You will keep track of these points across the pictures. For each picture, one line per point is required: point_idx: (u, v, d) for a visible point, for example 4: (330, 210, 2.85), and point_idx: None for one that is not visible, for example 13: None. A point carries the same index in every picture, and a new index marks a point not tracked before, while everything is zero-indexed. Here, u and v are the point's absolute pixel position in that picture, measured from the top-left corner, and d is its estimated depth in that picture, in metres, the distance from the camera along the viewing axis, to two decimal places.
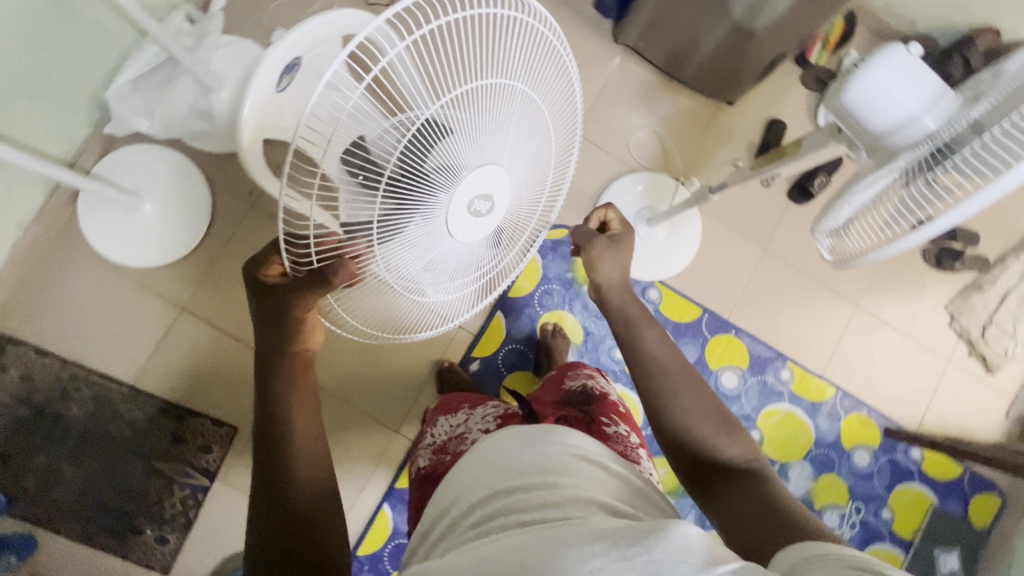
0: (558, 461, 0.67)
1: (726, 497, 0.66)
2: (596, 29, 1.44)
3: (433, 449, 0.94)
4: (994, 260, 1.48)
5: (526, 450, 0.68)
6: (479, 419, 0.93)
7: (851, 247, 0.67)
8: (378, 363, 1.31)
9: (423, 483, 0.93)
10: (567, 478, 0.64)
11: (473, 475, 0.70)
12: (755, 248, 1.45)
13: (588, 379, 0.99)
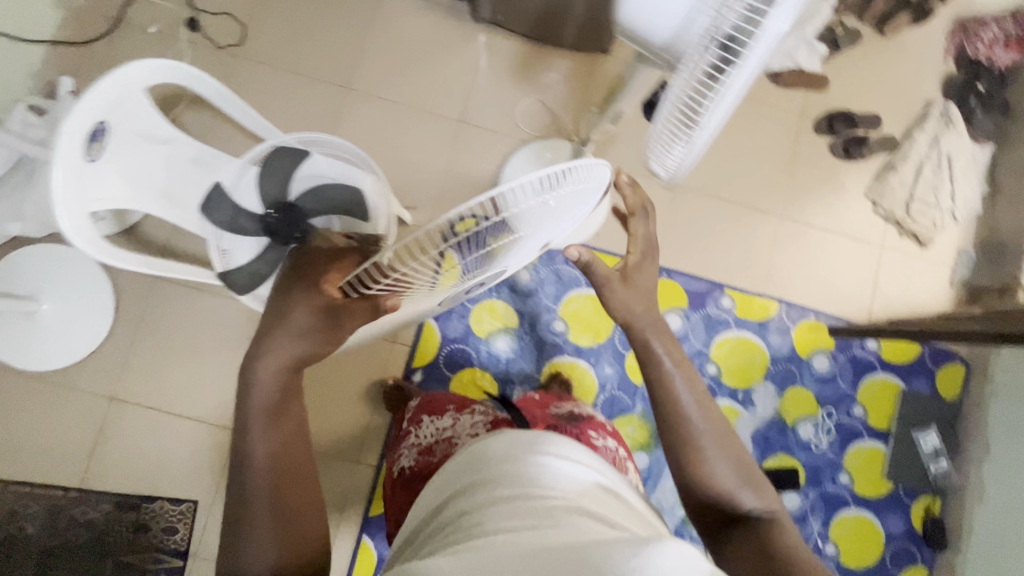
0: (562, 476, 0.61)
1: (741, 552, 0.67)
2: (453, 13, 1.42)
3: (421, 450, 0.94)
4: (900, 138, 1.47)
5: (520, 451, 0.63)
6: (469, 424, 0.93)
7: (676, 160, 0.78)
8: (321, 398, 1.29)
9: (408, 483, 0.93)
10: (569, 491, 0.59)
11: (465, 477, 0.64)
12: (666, 187, 1.43)
13: (575, 406, 1.03)
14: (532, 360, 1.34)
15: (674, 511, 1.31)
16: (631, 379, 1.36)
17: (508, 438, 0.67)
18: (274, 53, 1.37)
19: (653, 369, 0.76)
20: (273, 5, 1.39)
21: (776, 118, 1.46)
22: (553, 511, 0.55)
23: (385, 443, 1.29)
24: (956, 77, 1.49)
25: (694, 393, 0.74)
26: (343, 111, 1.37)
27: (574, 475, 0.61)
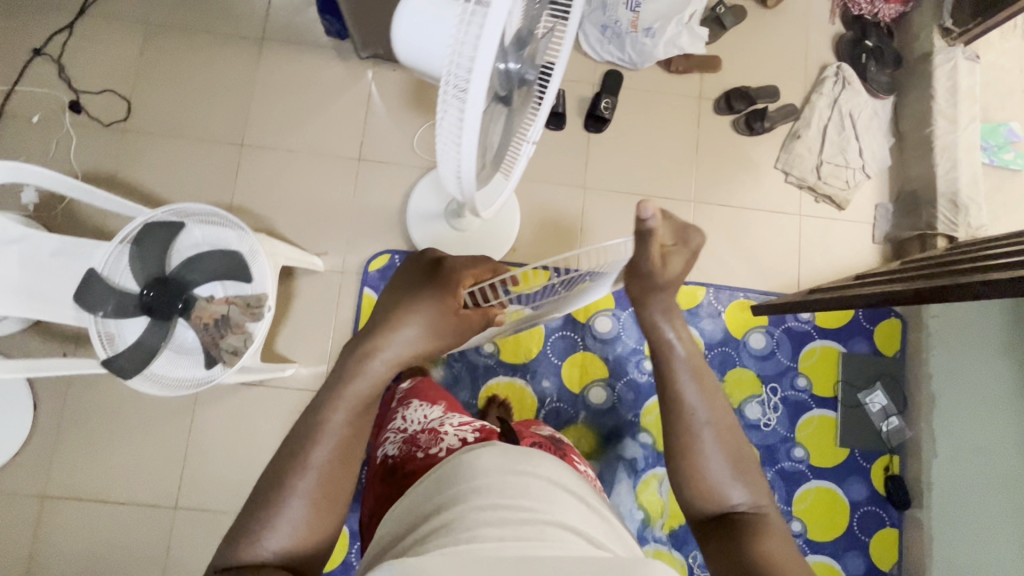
0: (541, 489, 0.61)
1: (718, 546, 0.66)
2: (336, 54, 1.41)
3: (405, 440, 0.87)
4: (801, 104, 1.47)
5: (507, 467, 0.62)
6: (460, 428, 0.86)
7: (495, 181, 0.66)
8: (259, 461, 1.27)
9: (381, 470, 0.85)
10: (550, 508, 0.59)
11: (456, 484, 0.62)
12: (577, 191, 1.42)
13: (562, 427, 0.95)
14: (468, 386, 1.32)
15: (632, 513, 1.29)
16: (571, 388, 1.34)
17: (504, 456, 0.66)
18: (163, 122, 1.36)
19: (666, 361, 0.75)
20: (154, 75, 1.37)
21: (675, 106, 1.46)
22: (544, 531, 0.54)
23: None
24: (845, 36, 1.48)
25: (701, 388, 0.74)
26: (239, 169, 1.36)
27: (558, 496, 0.61)
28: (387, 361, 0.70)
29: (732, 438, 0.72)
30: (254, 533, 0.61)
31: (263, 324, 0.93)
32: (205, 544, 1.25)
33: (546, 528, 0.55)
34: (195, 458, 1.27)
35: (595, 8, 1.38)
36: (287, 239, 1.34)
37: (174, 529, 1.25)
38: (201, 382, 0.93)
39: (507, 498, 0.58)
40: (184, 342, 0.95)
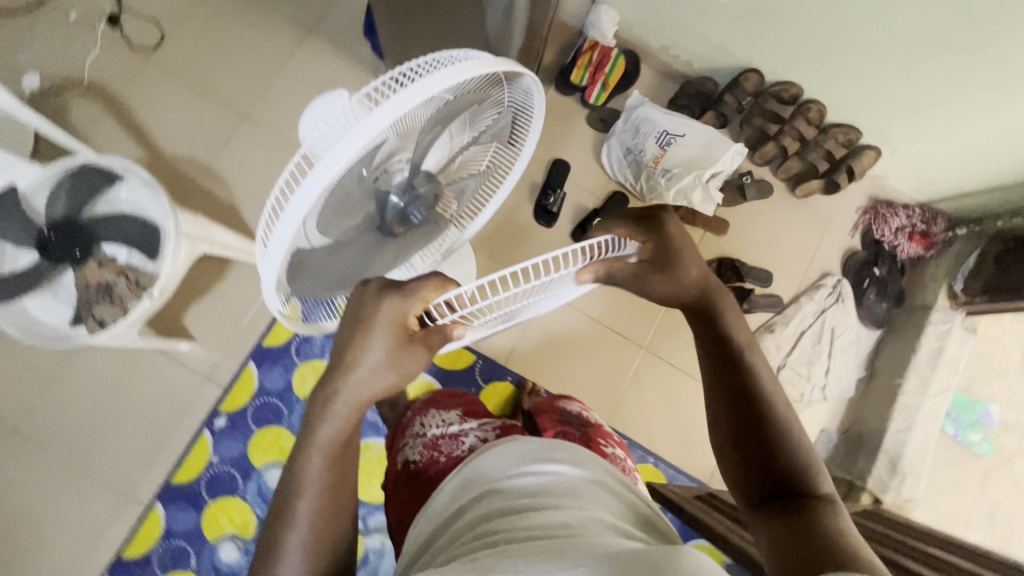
0: (573, 485, 0.51)
1: (770, 533, 0.52)
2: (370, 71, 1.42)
3: (425, 443, 0.76)
4: (789, 301, 1.41)
5: (522, 468, 0.53)
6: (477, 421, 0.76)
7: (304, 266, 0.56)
8: (113, 418, 1.23)
9: (410, 480, 0.74)
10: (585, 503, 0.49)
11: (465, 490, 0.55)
12: None
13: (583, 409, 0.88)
14: None
15: None
16: None
17: (523, 445, 0.56)
18: (184, 66, 1.38)
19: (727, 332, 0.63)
20: (198, 22, 1.40)
21: None
22: (567, 525, 0.46)
23: (162, 482, 1.22)
24: (857, 255, 1.42)
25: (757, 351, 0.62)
26: (232, 136, 1.35)
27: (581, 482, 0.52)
28: (347, 407, 0.54)
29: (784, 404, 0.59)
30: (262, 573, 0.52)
31: (137, 309, 0.90)
32: (23, 476, 1.20)
33: (571, 521, 0.47)
34: (55, 390, 1.23)
35: (628, 131, 1.38)
36: (241, 220, 1.31)
37: (3, 450, 1.20)
38: (48, 338, 0.89)
39: (535, 488, 0.51)
40: (64, 291, 0.93)
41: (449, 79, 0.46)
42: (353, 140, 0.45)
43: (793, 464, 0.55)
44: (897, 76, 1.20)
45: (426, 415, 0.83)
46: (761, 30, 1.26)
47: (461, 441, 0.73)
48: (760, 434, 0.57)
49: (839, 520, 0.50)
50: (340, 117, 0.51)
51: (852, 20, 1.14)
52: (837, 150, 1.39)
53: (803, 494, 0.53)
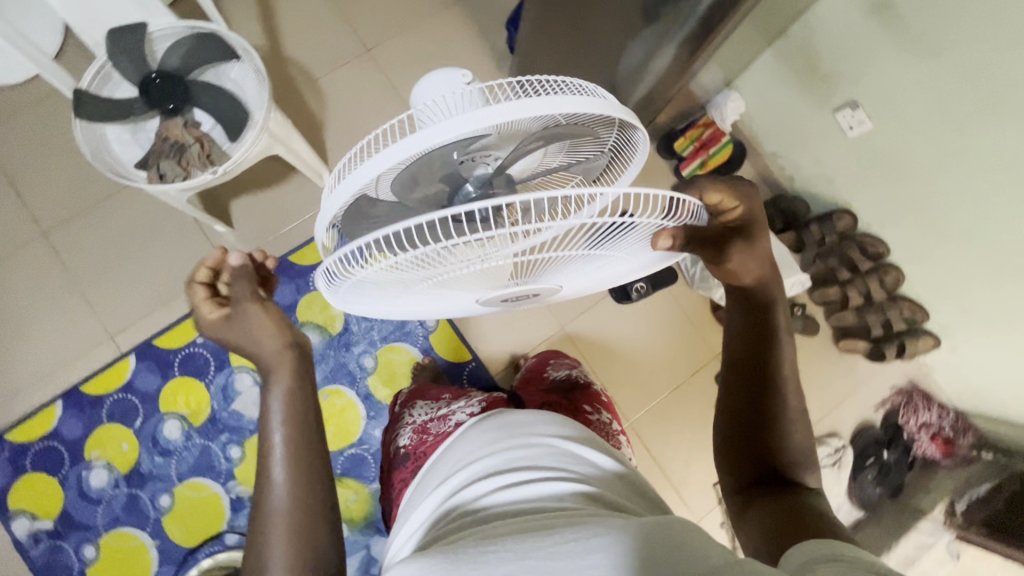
0: (554, 459, 0.63)
1: (761, 514, 0.60)
2: (496, 60, 1.45)
3: (414, 429, 0.84)
4: None
5: (501, 441, 0.66)
6: (464, 404, 0.85)
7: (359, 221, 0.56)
8: (129, 264, 1.27)
9: (396, 464, 0.82)
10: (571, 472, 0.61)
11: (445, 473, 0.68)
12: (553, 324, 1.41)
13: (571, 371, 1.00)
14: (321, 371, 1.29)
15: None
16: None
17: (493, 430, 0.70)
18: None
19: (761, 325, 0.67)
20: None
21: (687, 341, 1.45)
22: (558, 499, 0.57)
23: (144, 340, 1.26)
24: (872, 431, 1.38)
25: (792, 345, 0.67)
26: (348, 65, 1.40)
27: (568, 466, 0.62)
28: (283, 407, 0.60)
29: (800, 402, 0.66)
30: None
31: (198, 178, 0.93)
32: (34, 281, 1.25)
33: (557, 492, 0.58)
34: (91, 216, 1.28)
35: None
36: (321, 139, 1.36)
37: (24, 248, 1.26)
38: (116, 170, 0.95)
39: (525, 465, 0.62)
40: (145, 134, 0.98)
41: (581, 107, 0.48)
42: (470, 122, 0.46)
43: (790, 456, 0.64)
44: (985, 287, 1.16)
45: (416, 406, 0.91)
46: (874, 179, 1.23)
47: (447, 420, 0.82)
48: (768, 422, 0.65)
49: (821, 505, 0.60)
50: (459, 98, 0.52)
51: (965, 211, 1.10)
52: (897, 323, 1.34)
53: (792, 485, 0.63)
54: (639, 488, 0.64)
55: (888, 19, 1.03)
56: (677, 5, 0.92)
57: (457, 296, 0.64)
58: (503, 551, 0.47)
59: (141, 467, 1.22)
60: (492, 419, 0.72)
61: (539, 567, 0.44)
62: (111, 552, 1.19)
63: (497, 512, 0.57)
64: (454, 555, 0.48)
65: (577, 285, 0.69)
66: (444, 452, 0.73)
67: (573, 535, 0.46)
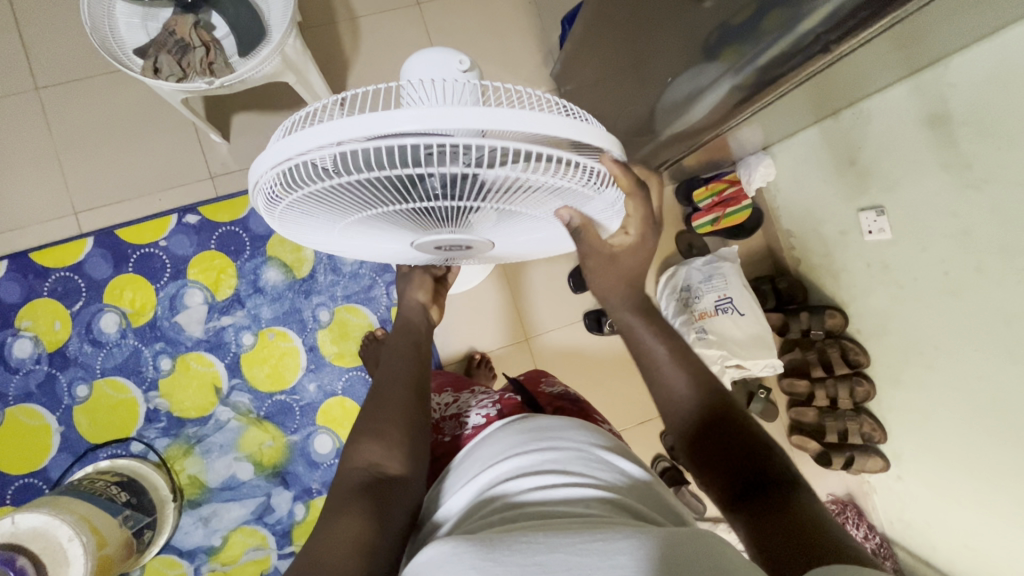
0: (578, 464, 0.58)
1: (747, 513, 0.55)
2: (542, 52, 1.41)
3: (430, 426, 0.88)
4: (708, 516, 1.40)
5: (528, 440, 0.62)
6: (477, 402, 0.87)
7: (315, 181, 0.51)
8: (117, 147, 1.23)
9: None
10: (597, 481, 0.56)
11: (469, 470, 0.64)
12: (521, 332, 1.38)
13: (566, 385, 0.95)
14: (273, 310, 1.25)
15: (212, 535, 1.20)
16: (316, 414, 1.26)
17: (517, 430, 0.65)
18: None
19: (643, 355, 0.70)
20: None
21: (646, 390, 1.42)
22: (589, 505, 0.51)
23: (106, 226, 1.22)
24: None
25: (671, 348, 0.69)
26: (396, 11, 1.35)
27: (596, 473, 0.57)
28: None
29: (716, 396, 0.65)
30: None
31: (193, 85, 0.89)
32: (16, 135, 1.21)
33: (588, 501, 0.52)
34: (89, 86, 1.22)
35: (700, 272, 1.36)
36: (343, 79, 1.31)
37: (12, 97, 1.21)
38: (113, 51, 0.90)
39: (554, 468, 0.57)
40: (156, 24, 0.92)
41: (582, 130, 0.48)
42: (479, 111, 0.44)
43: (757, 442, 0.60)
44: (945, 433, 1.14)
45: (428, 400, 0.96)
46: (876, 289, 1.19)
47: (464, 420, 0.84)
48: (743, 434, 0.61)
49: (813, 498, 0.54)
50: (454, 87, 0.52)
51: (953, 351, 1.06)
52: (853, 435, 1.32)
53: (779, 471, 0.57)
54: (667, 503, 0.58)
55: (940, 134, 0.95)
56: (737, 49, 0.86)
57: (384, 232, 0.65)
58: (535, 542, 0.40)
59: (66, 350, 1.19)
60: (521, 420, 0.68)
61: (571, 562, 0.38)
62: (14, 424, 1.17)
63: (521, 512, 0.51)
64: (486, 539, 0.42)
65: (507, 244, 0.74)
66: (469, 451, 0.69)
67: (602, 534, 0.40)
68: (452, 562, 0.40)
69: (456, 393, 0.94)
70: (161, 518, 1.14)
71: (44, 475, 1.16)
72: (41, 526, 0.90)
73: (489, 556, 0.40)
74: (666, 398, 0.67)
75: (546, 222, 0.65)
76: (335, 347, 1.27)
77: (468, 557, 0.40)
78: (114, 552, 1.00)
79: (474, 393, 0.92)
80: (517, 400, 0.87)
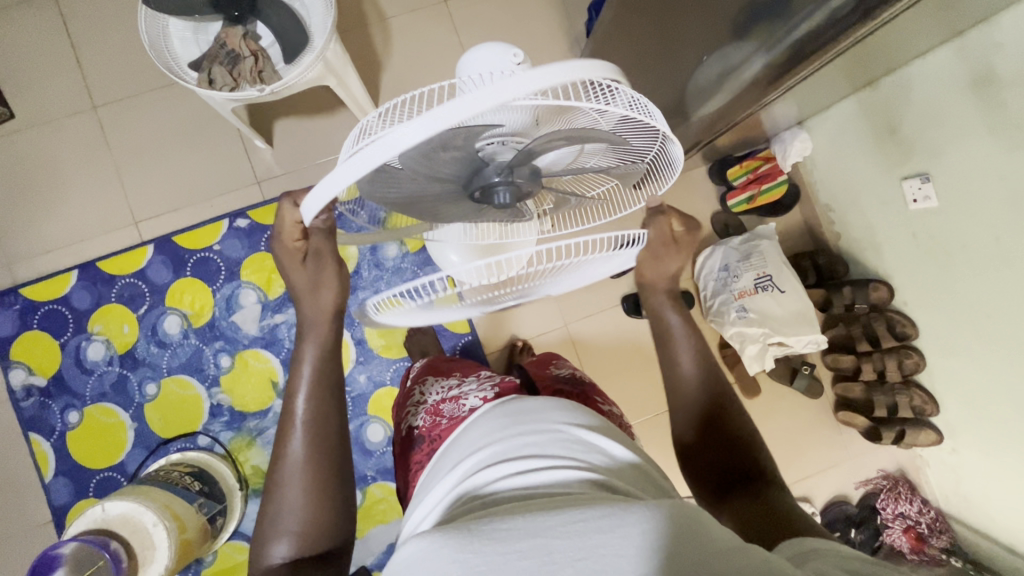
0: (559, 448, 0.59)
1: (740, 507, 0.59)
2: (570, 40, 1.42)
3: (429, 410, 0.85)
4: None
5: (513, 425, 0.64)
6: (477, 387, 0.85)
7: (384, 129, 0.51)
8: (171, 158, 1.30)
9: (411, 445, 0.84)
10: (582, 463, 0.58)
11: (454, 457, 0.67)
12: (559, 318, 1.40)
13: (578, 370, 0.96)
14: None
15: None
16: (367, 404, 1.31)
17: (498, 418, 0.67)
18: None
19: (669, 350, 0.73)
20: None
21: None
22: (569, 489, 0.54)
23: (165, 233, 1.29)
24: (845, 505, 1.39)
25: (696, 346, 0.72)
26: (425, 10, 1.38)
27: (578, 455, 0.59)
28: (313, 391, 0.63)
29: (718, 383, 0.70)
30: (262, 545, 0.58)
31: (244, 93, 0.94)
32: (78, 151, 1.29)
33: (573, 485, 0.54)
34: (141, 102, 1.29)
35: (738, 251, 1.35)
36: (377, 79, 1.35)
37: (73, 116, 1.28)
38: (169, 66, 0.96)
39: (533, 452, 0.59)
40: (206, 37, 0.98)
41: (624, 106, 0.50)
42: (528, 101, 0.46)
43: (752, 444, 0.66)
44: (1002, 403, 1.12)
45: (428, 383, 0.94)
46: (923, 258, 1.17)
47: (460, 403, 0.81)
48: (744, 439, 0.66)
49: (789, 496, 0.59)
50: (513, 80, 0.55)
51: (1007, 318, 1.03)
52: (902, 408, 1.31)
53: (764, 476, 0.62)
54: (652, 480, 0.59)
55: (988, 95, 0.93)
56: (772, 23, 0.85)
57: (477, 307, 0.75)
58: (513, 527, 0.43)
59: (135, 352, 1.27)
60: (507, 406, 0.70)
61: (549, 548, 0.41)
62: (92, 423, 1.25)
63: (501, 498, 0.54)
64: (463, 528, 0.45)
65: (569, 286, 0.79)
66: (459, 437, 0.72)
67: (583, 514, 0.43)
68: (431, 555, 0.43)
69: (461, 376, 0.92)
70: (230, 506, 1.21)
71: (122, 469, 1.25)
72: (128, 513, 0.98)
73: (468, 548, 0.43)
74: (675, 383, 0.72)
75: (586, 273, 0.70)
76: (378, 340, 1.32)
77: (446, 550, 0.43)
78: (193, 537, 1.06)
79: (479, 377, 0.90)
80: (518, 388, 0.85)
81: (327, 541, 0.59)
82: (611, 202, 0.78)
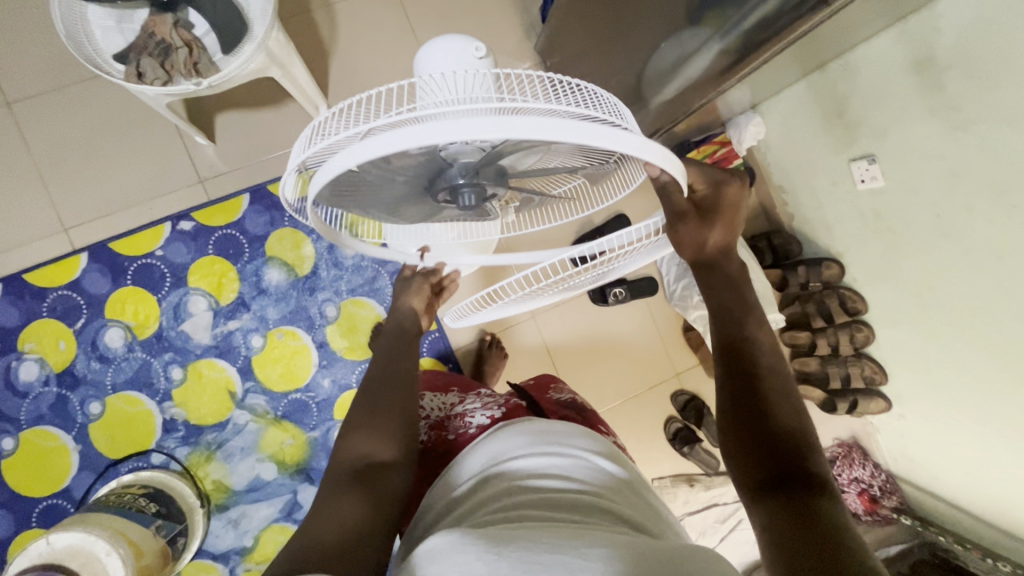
0: (581, 475, 0.56)
1: (771, 510, 0.50)
2: (525, 26, 1.39)
3: (431, 424, 0.84)
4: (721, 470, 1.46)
5: (535, 443, 0.60)
6: (479, 404, 0.84)
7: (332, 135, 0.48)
8: (100, 158, 1.20)
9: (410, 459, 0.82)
10: (598, 491, 0.54)
11: (466, 472, 0.62)
12: (526, 309, 1.39)
13: (577, 395, 0.94)
14: (279, 311, 1.25)
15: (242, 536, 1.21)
16: (333, 409, 1.26)
17: (520, 433, 0.63)
18: None
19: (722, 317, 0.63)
20: None
21: (652, 355, 1.46)
22: (589, 511, 0.50)
23: (99, 240, 1.19)
24: None
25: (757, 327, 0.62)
26: None
27: (594, 482, 0.56)
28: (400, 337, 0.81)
29: (773, 366, 0.59)
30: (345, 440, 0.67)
31: (179, 87, 0.87)
32: None
33: (592, 509, 0.51)
34: (59, 97, 1.18)
35: None
36: (325, 68, 1.28)
37: None
38: (91, 59, 0.87)
39: (556, 473, 0.56)
40: (131, 25, 0.90)
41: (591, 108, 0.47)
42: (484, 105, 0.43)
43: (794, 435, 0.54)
44: (945, 370, 1.19)
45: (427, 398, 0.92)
46: (871, 236, 1.22)
47: (467, 420, 0.80)
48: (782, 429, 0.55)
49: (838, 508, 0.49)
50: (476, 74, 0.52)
51: (949, 291, 1.09)
52: (855, 379, 1.37)
53: (807, 477, 0.51)
54: (651, 506, 0.58)
55: (928, 79, 0.97)
56: (726, 8, 0.86)
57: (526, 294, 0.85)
58: (542, 539, 0.39)
59: (74, 369, 1.18)
60: (526, 421, 0.66)
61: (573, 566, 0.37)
62: (30, 449, 1.16)
63: (524, 511, 0.50)
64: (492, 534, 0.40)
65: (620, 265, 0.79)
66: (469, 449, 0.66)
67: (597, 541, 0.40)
68: (456, 553, 0.38)
69: (462, 394, 0.91)
70: (192, 526, 1.15)
71: (68, 495, 1.16)
72: (75, 544, 0.90)
73: (495, 551, 0.38)
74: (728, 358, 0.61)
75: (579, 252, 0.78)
76: (341, 343, 1.27)
77: (473, 548, 0.38)
78: (150, 562, 1.00)
79: (480, 396, 0.88)
80: (522, 406, 0.82)
81: (392, 449, 0.66)
82: (579, 199, 0.77)
